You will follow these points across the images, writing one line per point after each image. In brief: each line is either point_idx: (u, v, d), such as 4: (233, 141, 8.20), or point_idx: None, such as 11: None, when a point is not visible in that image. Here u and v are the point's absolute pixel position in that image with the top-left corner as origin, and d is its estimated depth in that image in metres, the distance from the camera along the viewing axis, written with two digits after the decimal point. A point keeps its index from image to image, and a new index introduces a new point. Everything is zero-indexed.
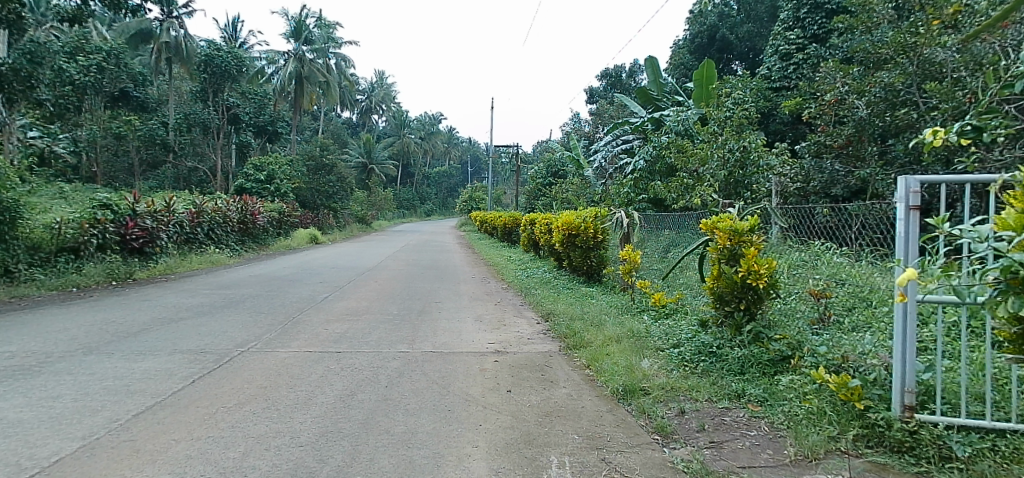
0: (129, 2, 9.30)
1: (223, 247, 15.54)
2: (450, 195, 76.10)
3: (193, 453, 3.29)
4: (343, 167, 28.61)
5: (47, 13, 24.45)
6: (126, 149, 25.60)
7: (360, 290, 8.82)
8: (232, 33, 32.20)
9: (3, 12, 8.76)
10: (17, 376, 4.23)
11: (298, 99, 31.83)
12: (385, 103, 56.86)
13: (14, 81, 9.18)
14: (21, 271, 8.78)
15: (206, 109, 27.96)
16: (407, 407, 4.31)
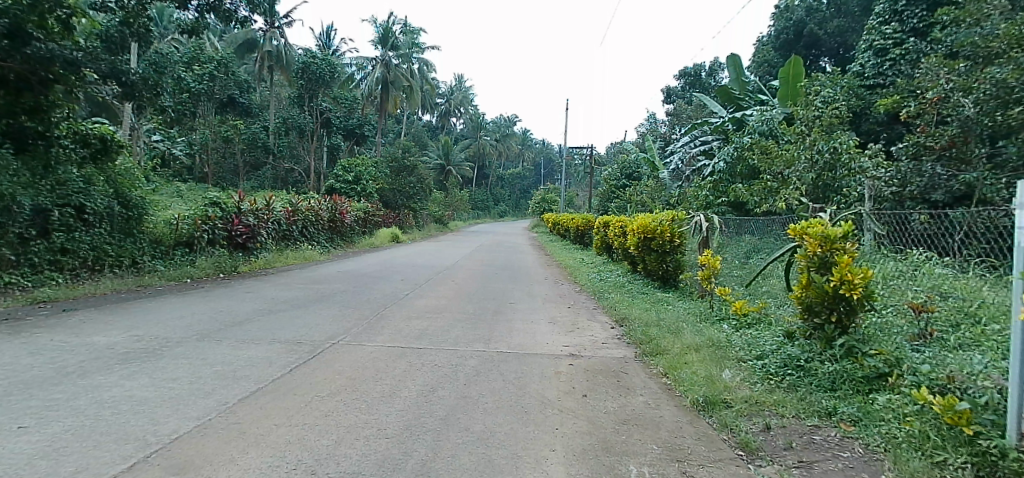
0: (238, 14, 9.70)
1: (314, 244, 16.34)
2: (523, 196, 76.64)
3: (291, 439, 3.48)
4: (423, 168, 29.35)
5: (169, 26, 27.05)
6: (233, 151, 27.27)
7: (439, 288, 9.01)
8: (326, 41, 34.09)
9: (135, 26, 9.55)
10: (144, 357, 4.63)
11: (384, 104, 32.69)
12: (463, 106, 58.13)
13: (144, 89, 9.79)
14: (146, 262, 9.65)
15: (302, 114, 29.87)
16: (486, 407, 4.36)
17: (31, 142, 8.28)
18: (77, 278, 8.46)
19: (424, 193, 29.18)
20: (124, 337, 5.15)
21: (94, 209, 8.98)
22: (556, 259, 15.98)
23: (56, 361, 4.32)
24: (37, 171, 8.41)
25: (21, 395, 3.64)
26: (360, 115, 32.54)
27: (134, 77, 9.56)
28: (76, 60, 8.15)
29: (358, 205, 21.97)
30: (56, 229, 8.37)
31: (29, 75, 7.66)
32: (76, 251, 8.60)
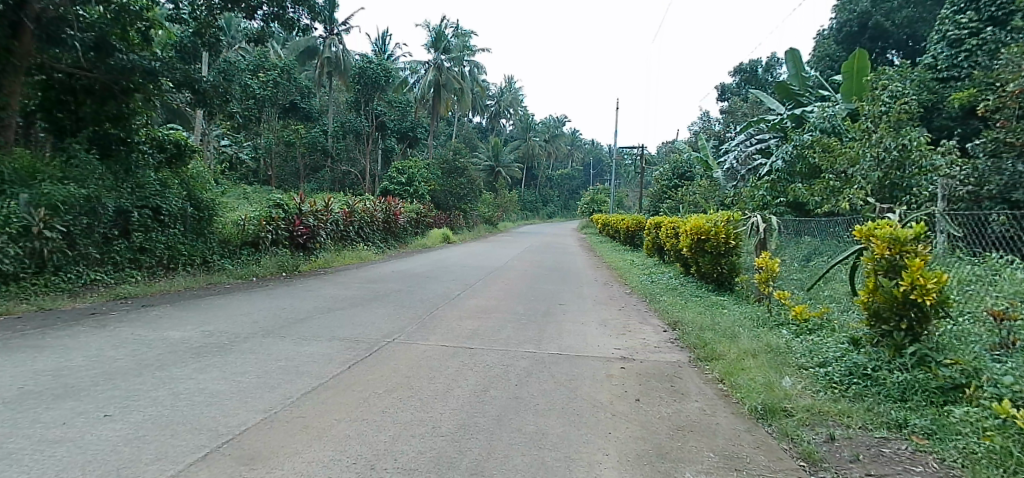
0: (300, 23, 10.02)
1: (369, 245, 16.78)
2: (572, 197, 76.19)
3: (351, 434, 3.58)
4: (473, 170, 29.62)
5: (237, 36, 28.49)
6: (294, 155, 28.91)
7: (490, 289, 9.08)
8: (382, 46, 35.06)
9: (204, 37, 10.08)
10: (216, 351, 4.87)
11: (436, 106, 33.17)
12: (513, 108, 58.53)
13: (214, 97, 10.18)
14: (215, 261, 10.10)
15: (359, 117, 30.86)
16: (538, 408, 4.35)
17: (114, 147, 9.35)
18: (154, 275, 8.82)
19: (475, 194, 29.46)
20: (197, 332, 5.42)
21: (168, 211, 9.32)
22: (607, 260, 15.82)
23: (136, 354, 4.59)
24: (119, 175, 8.89)
25: (107, 384, 3.88)
26: (414, 117, 33.31)
27: (206, 84, 9.95)
28: (155, 69, 9.08)
29: (411, 206, 22.43)
30: (136, 229, 8.64)
31: (112, 83, 8.76)
32: (153, 251, 8.96)
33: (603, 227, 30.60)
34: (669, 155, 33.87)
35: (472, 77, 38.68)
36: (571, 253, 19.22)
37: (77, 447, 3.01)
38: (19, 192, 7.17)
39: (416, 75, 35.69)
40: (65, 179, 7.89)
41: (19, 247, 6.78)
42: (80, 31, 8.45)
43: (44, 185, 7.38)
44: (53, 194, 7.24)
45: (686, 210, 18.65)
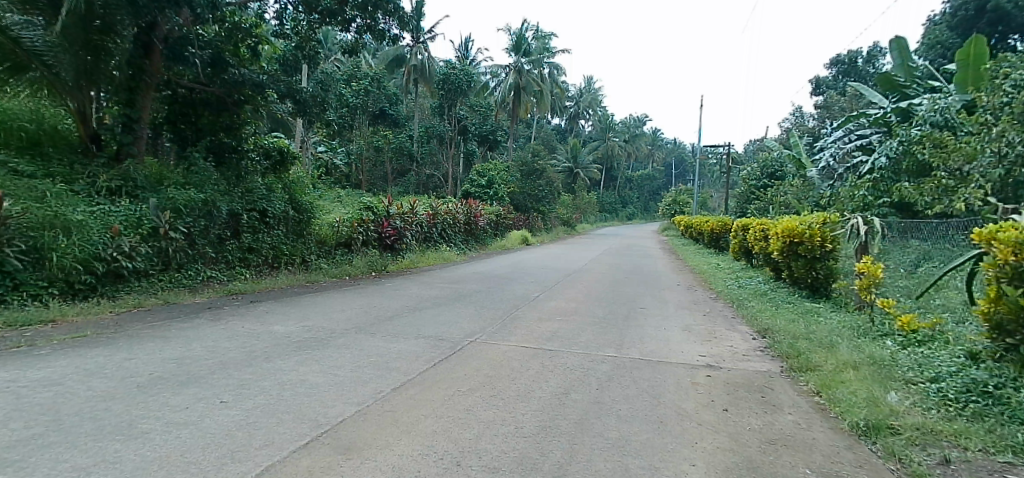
0: (390, 32, 10.31)
1: (451, 246, 17.21)
2: (651, 198, 74.25)
3: (437, 429, 3.68)
4: (552, 172, 29.60)
5: (333, 47, 30.27)
6: (383, 159, 29.62)
7: (570, 291, 9.04)
8: (464, 52, 35.97)
9: (307, 50, 10.72)
10: (314, 345, 5.18)
11: (515, 109, 33.62)
12: (592, 108, 58.08)
13: (313, 106, 10.80)
14: (313, 260, 10.66)
15: (442, 122, 31.81)
16: (620, 413, 4.27)
17: (227, 156, 10.22)
18: (260, 273, 9.49)
19: (553, 195, 29.42)
20: (298, 327, 5.80)
21: (273, 214, 10.01)
22: (690, 263, 15.29)
23: (246, 346, 4.97)
24: (230, 180, 9.75)
25: (222, 373, 4.24)
26: (495, 121, 33.83)
27: (306, 95, 10.62)
28: (261, 82, 9.92)
29: (491, 209, 22.80)
30: (244, 230, 9.39)
31: (225, 97, 9.66)
32: (260, 251, 9.62)
33: (685, 229, 29.60)
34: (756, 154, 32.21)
35: (552, 79, 38.79)
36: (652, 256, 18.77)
37: (198, 430, 3.29)
38: (149, 196, 7.98)
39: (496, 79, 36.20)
40: (187, 185, 8.79)
41: (150, 246, 7.46)
42: (200, 49, 9.15)
43: (169, 190, 8.23)
44: (177, 198, 8.08)
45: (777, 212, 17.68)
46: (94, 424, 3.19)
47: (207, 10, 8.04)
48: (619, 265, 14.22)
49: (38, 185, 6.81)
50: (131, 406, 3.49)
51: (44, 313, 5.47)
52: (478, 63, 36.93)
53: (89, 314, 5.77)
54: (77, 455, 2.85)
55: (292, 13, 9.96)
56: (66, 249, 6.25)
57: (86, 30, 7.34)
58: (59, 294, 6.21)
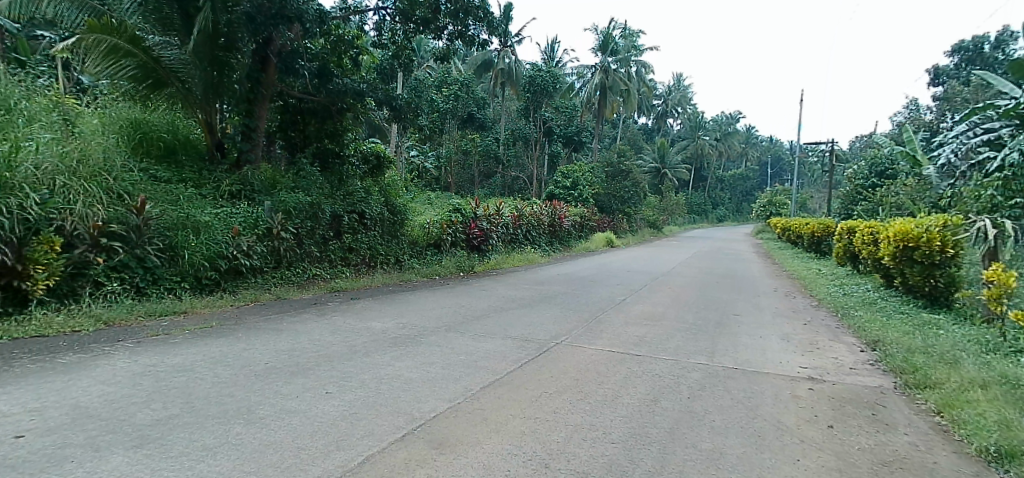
0: (478, 37, 10.48)
1: (537, 248, 17.30)
2: (743, 199, 70.51)
3: (526, 429, 3.70)
4: (638, 172, 28.90)
5: (425, 55, 31.50)
6: (470, 162, 30.63)
7: (657, 295, 8.81)
8: (550, 54, 36.07)
9: (402, 59, 11.16)
10: (408, 342, 5.39)
11: (601, 109, 33.49)
12: (681, 106, 56.35)
13: (409, 111, 11.23)
14: (406, 261, 11.14)
15: (528, 124, 32.11)
16: (713, 424, 4.09)
17: (331, 161, 10.86)
18: (359, 271, 10.03)
19: (639, 197, 28.74)
20: (393, 324, 6.06)
21: (371, 216, 10.50)
22: (788, 269, 14.42)
23: (347, 340, 5.26)
24: (333, 184, 10.36)
25: (326, 365, 4.51)
26: (580, 122, 33.34)
27: (402, 102, 11.09)
28: (361, 91, 10.54)
29: (576, 210, 22.76)
30: (346, 231, 9.90)
31: (330, 106, 10.34)
32: (359, 252, 10.15)
33: (782, 232, 27.88)
34: (865, 150, 29.71)
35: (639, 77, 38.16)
36: (747, 260, 17.89)
37: (306, 419, 3.51)
38: (265, 199, 8.65)
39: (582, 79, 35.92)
40: (296, 189, 9.44)
41: (265, 245, 8.09)
42: (308, 61, 10.07)
43: (281, 194, 8.87)
44: (288, 201, 8.69)
45: (889, 214, 16.26)
46: (219, 408, 3.50)
47: (315, 25, 8.49)
48: (710, 269, 13.68)
49: (172, 188, 7.49)
50: (250, 392, 3.80)
51: (178, 305, 6.09)
52: (564, 64, 36.86)
53: (214, 307, 6.37)
54: (206, 435, 3.13)
55: (390, 24, 10.38)
56: (196, 247, 6.91)
57: (213, 47, 8.17)
58: (190, 288, 6.88)
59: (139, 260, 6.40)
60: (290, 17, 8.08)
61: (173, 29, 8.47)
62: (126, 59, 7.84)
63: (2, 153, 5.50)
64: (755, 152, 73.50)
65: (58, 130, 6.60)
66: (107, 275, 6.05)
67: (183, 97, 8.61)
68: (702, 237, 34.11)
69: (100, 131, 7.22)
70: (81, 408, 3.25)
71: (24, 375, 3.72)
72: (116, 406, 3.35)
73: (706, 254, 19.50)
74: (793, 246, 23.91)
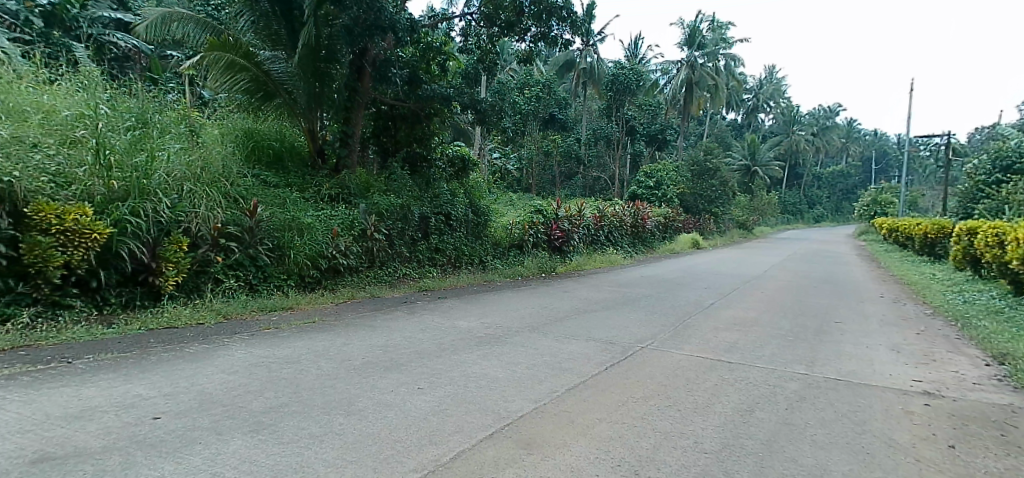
0: (557, 37, 10.41)
1: (620, 249, 17.02)
2: (841, 198, 65.56)
3: (614, 435, 3.63)
4: (726, 170, 27.69)
5: (507, 58, 31.93)
6: (552, 163, 30.76)
7: (748, 299, 8.41)
8: (634, 50, 35.51)
9: (488, 63, 11.22)
10: (493, 342, 5.47)
11: (688, 105, 32.90)
12: (773, 100, 53.58)
13: (494, 114, 11.34)
14: (489, 261, 11.36)
15: (610, 124, 31.75)
16: (815, 438, 3.82)
17: (419, 165, 11.25)
18: (446, 271, 10.32)
19: (727, 196, 27.54)
20: (479, 323, 6.18)
21: (456, 217, 10.79)
22: (896, 273, 13.27)
23: (436, 338, 5.42)
24: (421, 186, 10.65)
25: (417, 362, 4.66)
26: (665, 120, 32.53)
27: (487, 105, 11.22)
28: (447, 95, 10.75)
29: (660, 210, 22.25)
30: (433, 232, 10.22)
31: (419, 111, 10.66)
32: (446, 252, 10.45)
33: (889, 233, 25.73)
34: (991, 142, 26.72)
35: (727, 71, 36.94)
36: (849, 263, 16.67)
37: (400, 413, 3.64)
38: (359, 202, 9.11)
39: (666, 75, 35.03)
40: (387, 192, 9.83)
41: (360, 245, 8.51)
42: (399, 69, 10.17)
43: (375, 196, 9.29)
44: (380, 203, 9.12)
45: (1020, 213, 14.60)
46: (323, 398, 3.71)
47: (407, 34, 8.79)
48: (808, 272, 12.88)
49: (280, 192, 8.07)
50: (349, 385, 4.00)
51: (285, 301, 6.54)
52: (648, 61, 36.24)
53: (316, 303, 6.78)
54: (312, 424, 3.32)
55: (476, 28, 10.61)
56: (300, 247, 7.39)
57: (315, 59, 8.78)
58: (295, 285, 7.36)
59: (252, 258, 6.94)
60: (385, 27, 8.42)
61: (280, 45, 9.19)
62: (240, 74, 8.57)
63: (139, 162, 6.13)
64: (854, 147, 68.26)
65: (186, 140, 7.27)
66: (225, 273, 6.60)
67: (289, 107, 9.33)
68: (798, 239, 32.12)
69: (219, 141, 7.99)
70: (206, 394, 3.56)
71: (160, 362, 4.13)
72: (235, 394, 3.63)
73: (804, 257, 18.33)
74: (902, 249, 21.95)
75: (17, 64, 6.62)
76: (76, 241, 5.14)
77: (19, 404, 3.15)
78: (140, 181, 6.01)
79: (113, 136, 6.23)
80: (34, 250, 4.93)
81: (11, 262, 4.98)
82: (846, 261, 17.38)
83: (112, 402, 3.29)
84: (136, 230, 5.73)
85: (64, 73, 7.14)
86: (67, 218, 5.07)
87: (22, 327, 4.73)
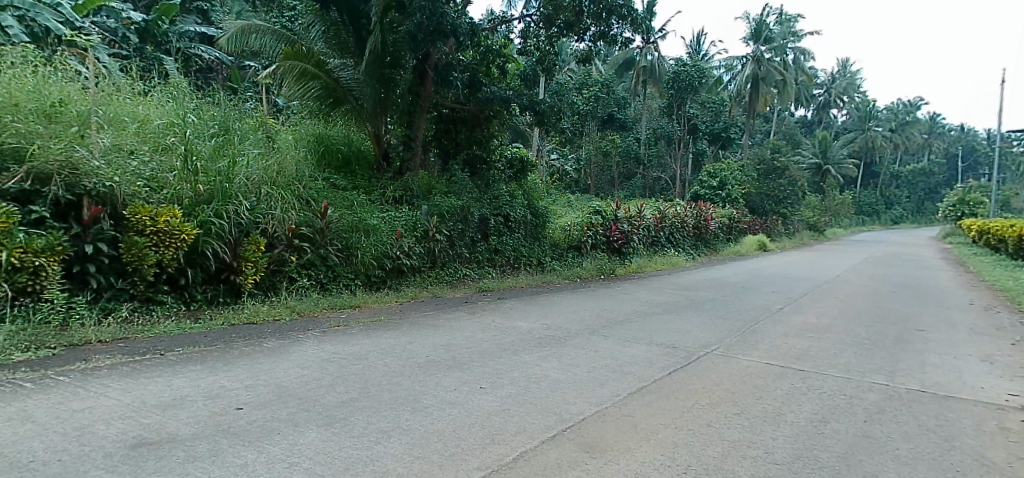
0: (613, 31, 10.24)
1: (681, 251, 16.61)
2: (922, 198, 61.21)
3: (679, 442, 3.53)
4: (795, 169, 26.44)
5: (564, 58, 31.87)
6: (610, 164, 30.39)
7: (820, 304, 8.01)
8: (696, 47, 34.68)
9: (547, 64, 11.22)
10: (552, 343, 5.45)
11: (753, 103, 31.79)
12: (845, 95, 50.88)
13: (552, 115, 11.33)
14: (548, 262, 11.34)
15: (672, 123, 31.24)
16: (898, 452, 3.57)
17: (479, 167, 11.38)
18: (505, 272, 10.39)
19: (796, 196, 26.28)
20: (539, 324, 6.18)
21: (515, 218, 10.85)
22: (987, 278, 12.27)
23: (497, 339, 5.46)
24: (481, 188, 10.78)
25: (479, 361, 4.71)
26: (728, 118, 31.98)
27: (545, 106, 11.22)
28: (507, 98, 10.82)
29: (723, 211, 21.56)
30: (492, 233, 10.32)
31: (479, 114, 10.80)
32: (504, 253, 10.52)
33: (978, 235, 23.83)
34: None
35: (796, 66, 35.44)
36: (934, 267, 15.52)
37: (463, 412, 3.68)
38: (421, 204, 9.32)
39: (729, 72, 33.94)
40: (449, 193, 9.97)
41: (423, 246, 8.71)
42: (461, 72, 10.33)
43: (437, 198, 9.48)
44: (442, 205, 9.29)
45: None
46: (389, 395, 3.81)
47: (468, 38, 8.95)
48: (887, 276, 12.12)
49: (348, 195, 8.39)
50: (414, 382, 4.09)
51: (353, 299, 6.77)
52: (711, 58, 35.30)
53: (382, 302, 6.98)
54: (380, 419, 3.41)
55: (535, 30, 10.62)
56: (367, 248, 7.64)
57: (381, 65, 9.24)
58: (362, 285, 7.61)
59: (322, 258, 7.23)
60: (447, 32, 8.59)
61: (350, 53, 9.61)
62: (312, 82, 8.97)
63: (222, 168, 6.51)
64: (935, 142, 63.70)
65: (263, 145, 7.66)
66: (299, 272, 6.90)
67: (356, 113, 9.69)
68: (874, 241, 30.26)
69: (292, 146, 8.38)
70: (283, 387, 3.74)
71: (240, 356, 4.37)
72: (309, 388, 3.79)
73: (882, 260, 17.26)
74: (996, 252, 20.23)
75: (117, 78, 7.16)
76: (167, 241, 5.53)
77: (120, 391, 3.41)
78: (222, 185, 6.39)
79: (199, 143, 6.64)
80: (131, 249, 5.34)
81: (113, 260, 5.41)
82: (931, 265, 16.20)
83: (200, 392, 3.51)
84: (219, 231, 6.11)
85: (156, 85, 7.67)
86: (160, 219, 5.47)
87: (121, 320, 5.13)
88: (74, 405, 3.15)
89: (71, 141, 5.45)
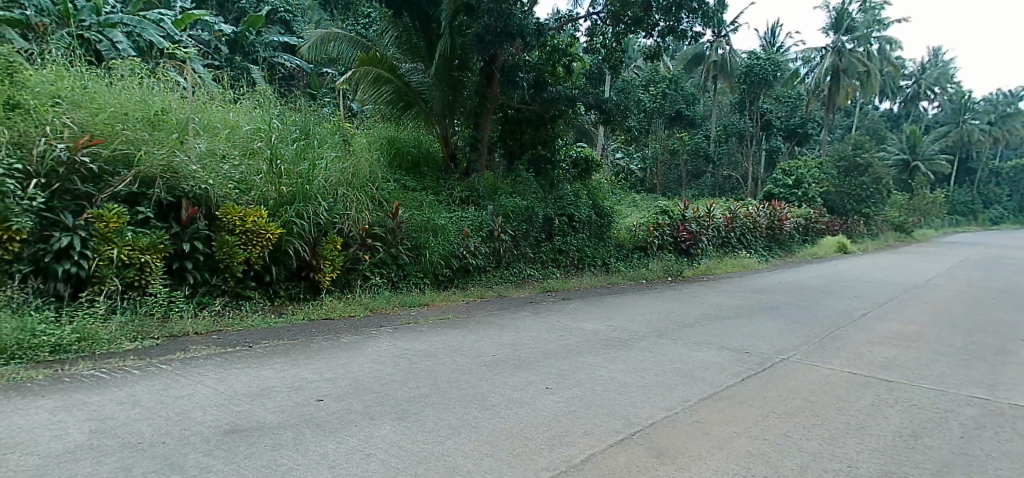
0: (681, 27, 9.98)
1: (754, 253, 15.94)
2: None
3: (754, 451, 3.39)
4: (881, 166, 24.72)
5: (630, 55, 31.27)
6: (677, 162, 29.60)
7: (908, 310, 7.49)
8: (770, 39, 33.22)
9: (613, 61, 11.05)
10: (618, 345, 5.37)
11: (833, 96, 30.14)
12: (936, 86, 47.20)
13: (617, 113, 11.17)
14: (612, 263, 11.20)
15: (744, 119, 30.07)
16: (1002, 473, 3.26)
17: (544, 167, 11.39)
18: (569, 272, 10.35)
19: (881, 194, 24.62)
20: (604, 326, 6.11)
21: (579, 218, 10.81)
22: None
23: (563, 339, 5.44)
24: (545, 188, 10.80)
25: (545, 362, 4.71)
26: (806, 111, 30.40)
27: (611, 105, 11.09)
28: (571, 96, 10.76)
29: (800, 211, 20.54)
30: (556, 233, 10.31)
31: (544, 114, 10.80)
32: (568, 253, 10.49)
33: None
34: None
35: (881, 56, 33.25)
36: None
37: (531, 411, 3.69)
38: (487, 204, 9.44)
39: (806, 64, 32.25)
40: (513, 193, 10.05)
41: (488, 246, 8.83)
42: (526, 73, 10.41)
43: (502, 199, 9.58)
44: (507, 205, 9.37)
45: None
46: (458, 392, 3.88)
47: (534, 38, 8.96)
48: (987, 281, 11.15)
49: (417, 196, 8.62)
50: (482, 381, 4.14)
51: (422, 298, 6.95)
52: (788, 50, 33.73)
53: (449, 300, 7.13)
54: (449, 415, 3.48)
55: (601, 27, 10.53)
56: (435, 247, 7.82)
57: (450, 68, 9.40)
58: (431, 283, 7.80)
59: (394, 257, 7.47)
60: (513, 32, 8.66)
61: (419, 57, 9.86)
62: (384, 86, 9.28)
63: (303, 170, 6.84)
64: None
65: (340, 148, 7.98)
66: (371, 270, 7.17)
67: (424, 115, 9.94)
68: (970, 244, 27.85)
69: (365, 148, 8.69)
70: (359, 381, 3.88)
71: (320, 350, 4.57)
72: (383, 382, 3.91)
73: (982, 264, 15.89)
74: None
75: (211, 87, 7.65)
76: (254, 240, 5.87)
77: (214, 380, 3.66)
78: (303, 187, 6.72)
79: (283, 147, 7.00)
80: (223, 247, 5.72)
81: (207, 257, 5.80)
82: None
83: (285, 384, 3.71)
84: (300, 230, 6.43)
85: (244, 93, 8.15)
86: (248, 220, 5.81)
87: (215, 313, 5.50)
88: (176, 391, 3.41)
89: (172, 147, 5.87)
